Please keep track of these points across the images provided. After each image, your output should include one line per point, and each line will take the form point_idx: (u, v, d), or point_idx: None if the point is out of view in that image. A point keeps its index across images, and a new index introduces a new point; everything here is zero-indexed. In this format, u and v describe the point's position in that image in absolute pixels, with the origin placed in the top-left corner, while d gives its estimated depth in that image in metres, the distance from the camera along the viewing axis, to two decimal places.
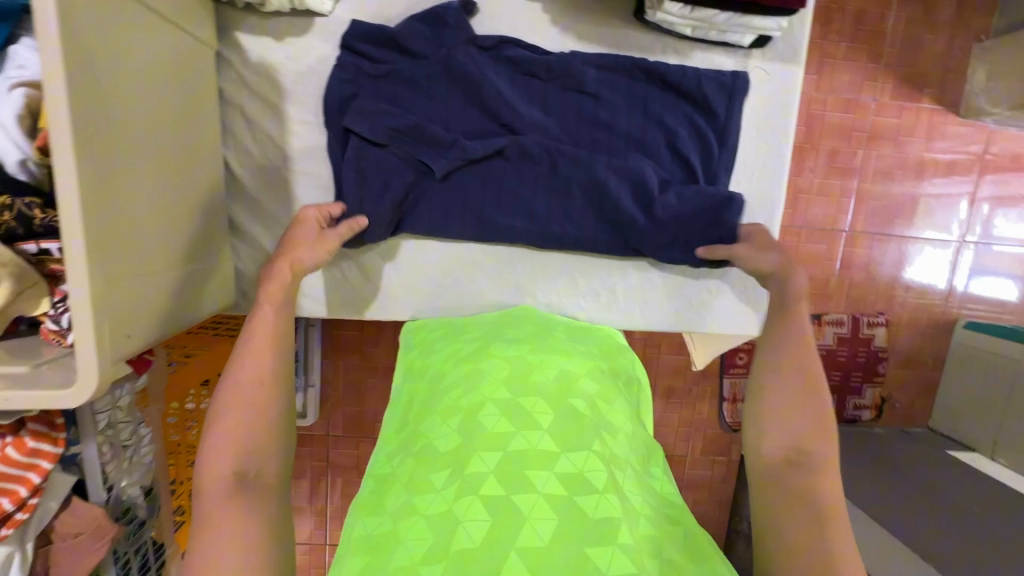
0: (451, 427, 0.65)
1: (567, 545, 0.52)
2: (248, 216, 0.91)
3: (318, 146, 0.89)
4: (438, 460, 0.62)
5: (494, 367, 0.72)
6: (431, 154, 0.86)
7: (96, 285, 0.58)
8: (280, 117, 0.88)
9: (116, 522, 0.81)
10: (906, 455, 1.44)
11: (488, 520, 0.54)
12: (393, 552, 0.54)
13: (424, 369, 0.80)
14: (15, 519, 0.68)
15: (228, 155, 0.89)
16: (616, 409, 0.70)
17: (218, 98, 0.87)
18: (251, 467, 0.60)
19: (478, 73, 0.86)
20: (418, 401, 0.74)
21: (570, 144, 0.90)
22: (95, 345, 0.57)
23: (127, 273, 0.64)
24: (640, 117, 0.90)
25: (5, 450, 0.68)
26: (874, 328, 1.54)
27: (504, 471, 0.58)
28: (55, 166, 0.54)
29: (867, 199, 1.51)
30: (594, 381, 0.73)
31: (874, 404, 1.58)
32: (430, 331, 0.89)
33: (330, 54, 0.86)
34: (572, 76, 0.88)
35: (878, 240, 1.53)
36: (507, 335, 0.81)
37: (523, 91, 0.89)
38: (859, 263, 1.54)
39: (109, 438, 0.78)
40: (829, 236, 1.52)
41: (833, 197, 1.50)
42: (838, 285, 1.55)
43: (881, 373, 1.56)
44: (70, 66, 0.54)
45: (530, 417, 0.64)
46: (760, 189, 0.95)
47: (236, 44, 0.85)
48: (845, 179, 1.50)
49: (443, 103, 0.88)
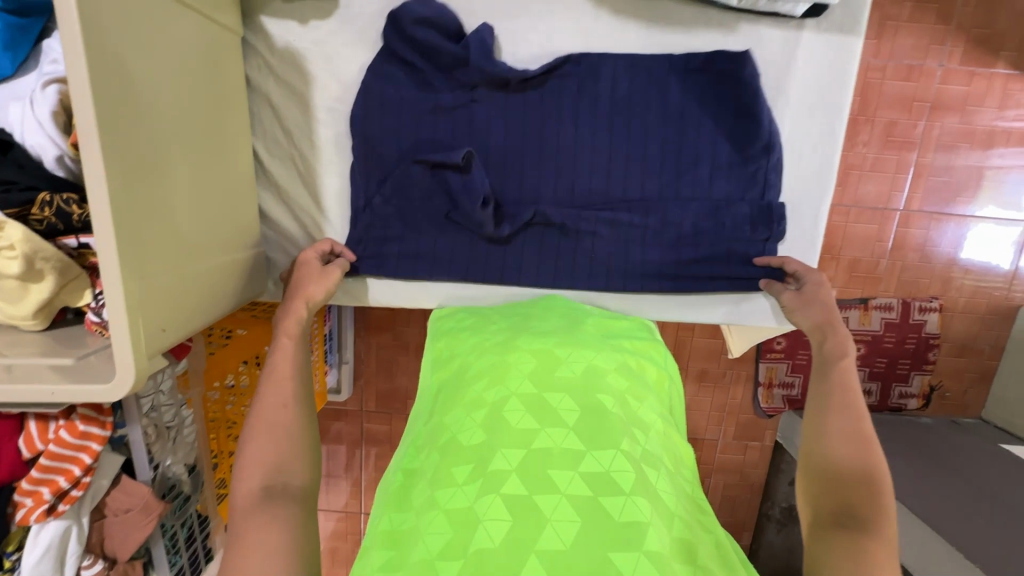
0: (477, 422, 0.64)
1: (590, 548, 0.51)
2: (275, 202, 0.91)
3: (344, 135, 0.88)
4: (462, 455, 0.61)
5: (520, 361, 0.70)
6: (457, 213, 0.88)
7: (128, 277, 0.58)
8: (306, 105, 0.87)
9: (163, 497, 0.85)
10: (957, 449, 1.35)
11: (510, 520, 0.53)
12: (412, 550, 0.54)
13: (451, 357, 0.79)
14: (71, 495, 0.73)
15: (257, 145, 0.89)
16: (644, 408, 0.68)
17: (246, 86, 0.86)
18: (280, 479, 0.62)
19: (500, 120, 0.87)
20: (448, 389, 0.73)
21: (585, 184, 0.89)
22: (130, 341, 0.58)
23: (153, 265, 0.64)
24: (674, 136, 0.87)
25: (60, 432, 0.72)
26: (926, 313, 1.45)
27: (528, 469, 0.57)
28: (85, 165, 0.55)
29: (926, 174, 1.40)
30: (622, 377, 0.70)
31: (922, 393, 1.50)
32: (460, 325, 0.86)
33: (356, 41, 0.85)
34: (620, 106, 0.86)
35: (935, 219, 1.42)
36: (535, 327, 0.79)
37: (561, 118, 0.87)
38: (913, 245, 1.43)
39: (153, 420, 0.82)
40: (881, 215, 1.42)
41: (889, 173, 1.40)
42: (889, 268, 1.45)
43: (931, 360, 1.47)
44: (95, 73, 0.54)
45: (555, 415, 0.62)
46: (807, 174, 0.89)
47: (261, 29, 0.84)
48: (903, 154, 1.39)
49: (466, 133, 0.87)
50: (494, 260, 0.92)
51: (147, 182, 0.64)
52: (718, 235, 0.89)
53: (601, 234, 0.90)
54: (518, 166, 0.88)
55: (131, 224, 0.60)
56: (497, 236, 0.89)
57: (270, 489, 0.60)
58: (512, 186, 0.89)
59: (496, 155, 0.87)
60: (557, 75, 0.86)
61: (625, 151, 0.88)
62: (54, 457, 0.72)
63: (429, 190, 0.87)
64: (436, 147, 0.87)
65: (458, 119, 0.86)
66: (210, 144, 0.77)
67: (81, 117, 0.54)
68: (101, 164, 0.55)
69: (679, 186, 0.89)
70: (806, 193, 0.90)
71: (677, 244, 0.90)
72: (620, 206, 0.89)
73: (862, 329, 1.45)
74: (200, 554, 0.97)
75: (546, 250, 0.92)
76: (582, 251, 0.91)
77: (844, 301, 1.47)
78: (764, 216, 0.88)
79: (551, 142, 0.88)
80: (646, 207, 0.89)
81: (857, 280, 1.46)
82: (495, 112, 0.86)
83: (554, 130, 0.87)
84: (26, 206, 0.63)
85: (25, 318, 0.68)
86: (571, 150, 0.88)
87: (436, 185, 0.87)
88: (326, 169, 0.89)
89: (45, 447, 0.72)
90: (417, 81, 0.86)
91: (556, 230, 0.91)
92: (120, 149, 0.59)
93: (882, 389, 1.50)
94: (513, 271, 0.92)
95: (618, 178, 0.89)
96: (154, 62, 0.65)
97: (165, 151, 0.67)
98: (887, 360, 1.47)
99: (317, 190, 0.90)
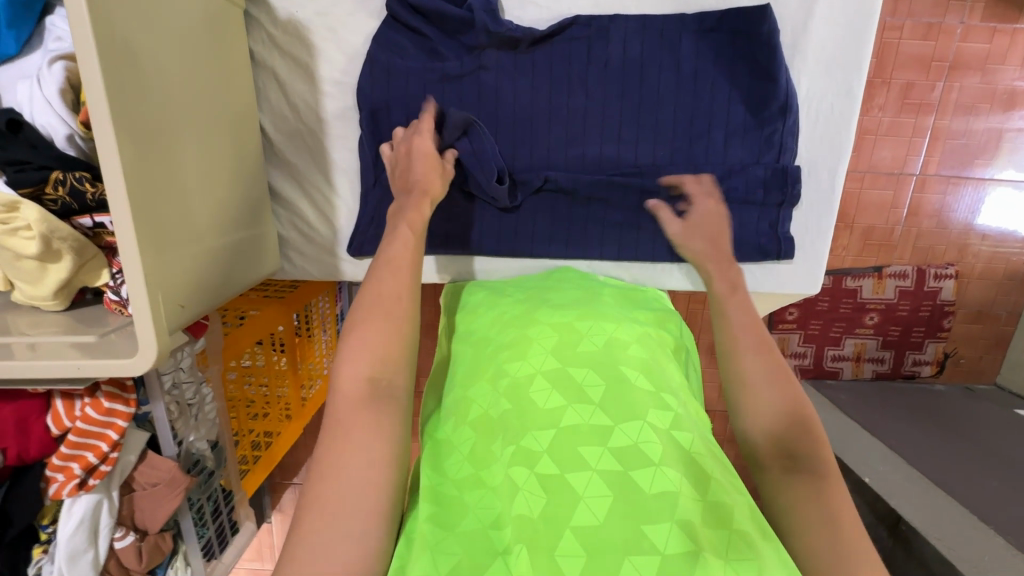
0: (501, 395, 0.64)
1: (622, 521, 0.51)
2: (286, 180, 0.91)
3: (351, 108, 0.87)
4: (492, 431, 0.61)
5: (541, 336, 0.69)
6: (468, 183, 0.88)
7: (146, 256, 0.59)
8: (313, 78, 0.85)
9: (189, 471, 0.88)
10: (971, 415, 1.35)
11: (544, 501, 0.53)
12: (460, 521, 0.56)
13: (469, 332, 0.79)
14: (101, 470, 0.75)
15: (265, 122, 0.88)
16: (667, 376, 0.68)
17: (251, 61, 0.84)
18: (385, 374, 0.61)
19: (509, 87, 0.85)
20: (469, 359, 0.73)
21: (597, 150, 0.88)
22: (152, 318, 0.58)
23: (169, 243, 0.64)
24: (689, 99, 0.85)
25: (86, 409, 0.73)
26: (941, 280, 1.43)
27: (559, 447, 0.57)
28: (100, 149, 0.54)
29: (943, 137, 1.36)
30: (643, 348, 0.70)
31: (936, 360, 1.48)
32: (472, 297, 0.86)
33: (360, 9, 0.83)
34: (633, 70, 0.84)
35: (952, 183, 1.39)
36: (553, 300, 0.78)
37: (572, 84, 0.85)
38: (929, 210, 1.41)
39: (175, 397, 0.83)
40: (897, 180, 1.39)
41: (905, 136, 1.36)
42: (904, 234, 1.43)
43: (946, 327, 1.46)
44: (103, 50, 0.53)
45: (580, 390, 0.62)
46: (824, 135, 0.87)
47: (263, 1, 0.82)
48: (920, 117, 1.35)
49: (474, 102, 0.85)
50: (506, 230, 0.91)
51: (159, 163, 0.63)
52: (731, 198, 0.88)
53: (613, 201, 0.89)
54: (529, 133, 0.87)
55: (147, 206, 0.60)
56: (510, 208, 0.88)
57: (376, 382, 0.60)
58: (523, 155, 0.88)
59: (506, 124, 0.86)
60: (567, 38, 0.84)
61: (636, 119, 0.86)
62: (82, 433, 0.74)
63: None
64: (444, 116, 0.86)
65: (467, 90, 0.85)
66: (218, 125, 0.76)
67: (90, 97, 0.53)
68: (114, 144, 0.55)
69: (693, 150, 0.87)
70: (823, 155, 0.88)
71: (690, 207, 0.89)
72: (632, 170, 0.88)
73: (876, 297, 1.43)
74: (226, 526, 1.00)
75: (559, 219, 0.91)
76: (595, 219, 0.91)
77: (858, 269, 1.45)
78: (782, 178, 0.86)
79: (562, 109, 0.86)
80: (659, 172, 0.87)
81: (872, 247, 1.44)
82: (503, 78, 0.85)
83: (565, 96, 0.85)
84: (39, 185, 0.63)
85: (45, 298, 0.68)
86: (583, 116, 0.86)
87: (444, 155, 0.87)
88: (335, 143, 0.88)
89: (73, 424, 0.74)
90: (423, 50, 0.85)
91: (568, 199, 0.90)
92: (131, 129, 0.58)
93: (896, 357, 1.49)
94: (526, 241, 0.92)
95: (630, 146, 0.87)
96: (160, 43, 0.63)
97: (174, 132, 0.66)
98: (901, 329, 1.45)
99: (327, 164, 0.89)
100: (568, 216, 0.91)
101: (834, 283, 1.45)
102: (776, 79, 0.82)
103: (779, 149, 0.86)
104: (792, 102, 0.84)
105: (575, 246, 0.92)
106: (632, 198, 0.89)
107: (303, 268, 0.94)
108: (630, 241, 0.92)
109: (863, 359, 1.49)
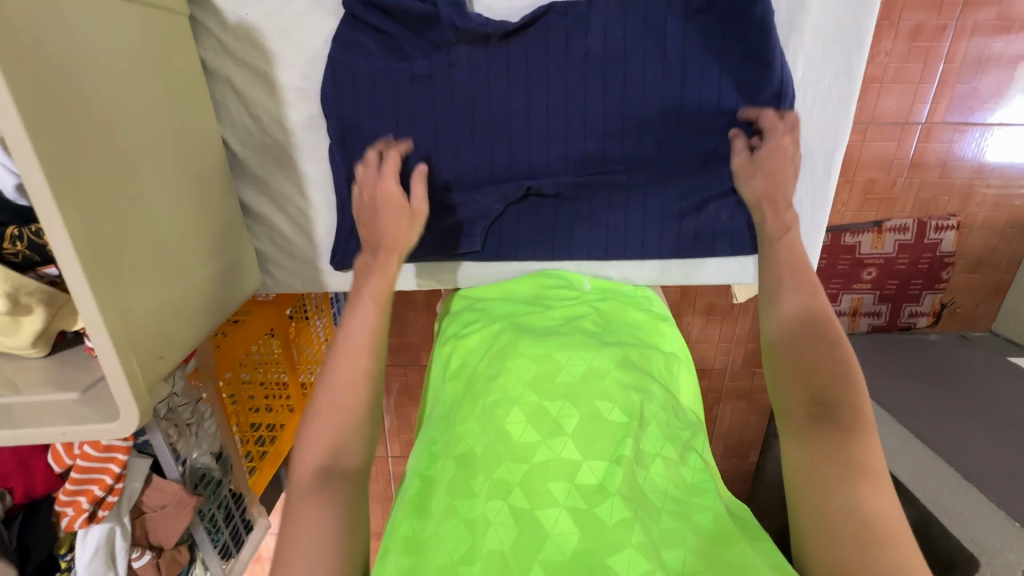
0: (480, 431, 0.66)
1: (586, 556, 0.53)
2: (255, 195, 0.86)
3: (318, 116, 0.81)
4: (476, 468, 0.63)
5: (522, 368, 0.70)
6: (449, 191, 0.85)
7: (113, 323, 0.56)
8: (273, 87, 0.79)
9: (195, 486, 0.91)
10: (966, 364, 1.30)
11: (516, 531, 0.56)
12: (433, 556, 0.57)
13: (462, 366, 0.78)
14: (108, 501, 0.78)
15: (228, 135, 0.82)
16: (648, 401, 0.69)
17: (204, 73, 0.78)
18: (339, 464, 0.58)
19: (483, 86, 0.79)
20: (460, 391, 0.74)
21: (584, 149, 0.83)
22: (128, 385, 0.56)
23: (135, 296, 0.61)
24: (675, 91, 0.80)
25: (84, 447, 0.75)
26: (942, 232, 1.34)
27: (530, 481, 0.59)
28: (41, 217, 0.50)
29: (953, 81, 1.23)
30: (625, 374, 0.70)
31: (932, 310, 1.42)
32: (464, 319, 0.85)
33: (316, 7, 0.76)
34: (616, 63, 0.78)
35: (959, 129, 1.27)
36: (536, 327, 0.78)
37: (551, 80, 0.79)
38: (933, 160, 1.29)
39: (172, 421, 0.85)
40: (902, 128, 1.27)
41: (912, 83, 1.23)
42: (906, 187, 1.32)
43: (944, 279, 1.38)
44: (31, 117, 0.49)
45: (555, 423, 0.64)
46: (821, 119, 0.82)
47: (208, 4, 0.75)
48: (929, 61, 1.21)
49: (448, 105, 0.80)
50: (490, 236, 0.88)
51: (125, 212, 0.61)
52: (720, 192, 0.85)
53: (601, 201, 0.86)
54: (508, 133, 0.82)
55: (114, 258, 0.58)
56: (490, 216, 0.86)
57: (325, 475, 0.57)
58: (503, 158, 0.83)
59: (482, 126, 0.81)
60: (546, 29, 0.77)
61: (619, 114, 0.81)
62: (83, 470, 0.75)
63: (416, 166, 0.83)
64: (417, 122, 0.81)
65: (439, 89, 0.79)
66: (181, 151, 0.72)
67: (18, 160, 0.48)
68: (53, 206, 0.50)
69: (681, 145, 0.83)
70: (820, 141, 0.83)
71: (680, 204, 0.86)
72: (616, 167, 0.84)
73: (874, 253, 1.34)
74: (241, 528, 1.05)
75: (543, 223, 0.88)
76: (580, 220, 0.88)
77: (857, 225, 1.35)
78: None
79: (543, 107, 0.81)
80: (644, 169, 0.84)
81: (872, 201, 1.34)
82: (476, 76, 0.79)
83: (544, 93, 0.80)
84: None
85: (25, 347, 0.67)
86: (562, 113, 0.81)
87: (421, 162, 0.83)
88: (305, 155, 0.84)
89: (73, 461, 0.76)
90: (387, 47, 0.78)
91: (552, 201, 0.87)
92: (77, 184, 0.54)
93: (890, 310, 1.42)
94: (511, 246, 0.89)
95: (614, 140, 0.82)
96: (102, 76, 0.59)
97: (134, 173, 0.63)
98: (898, 282, 1.38)
99: (299, 178, 0.85)
100: (553, 218, 0.88)
101: (833, 241, 1.36)
102: (771, 65, 0.76)
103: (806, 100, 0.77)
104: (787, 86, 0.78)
105: (562, 250, 0.90)
106: (620, 198, 0.86)
107: (285, 283, 0.92)
108: (617, 242, 0.89)
109: (859, 313, 1.42)
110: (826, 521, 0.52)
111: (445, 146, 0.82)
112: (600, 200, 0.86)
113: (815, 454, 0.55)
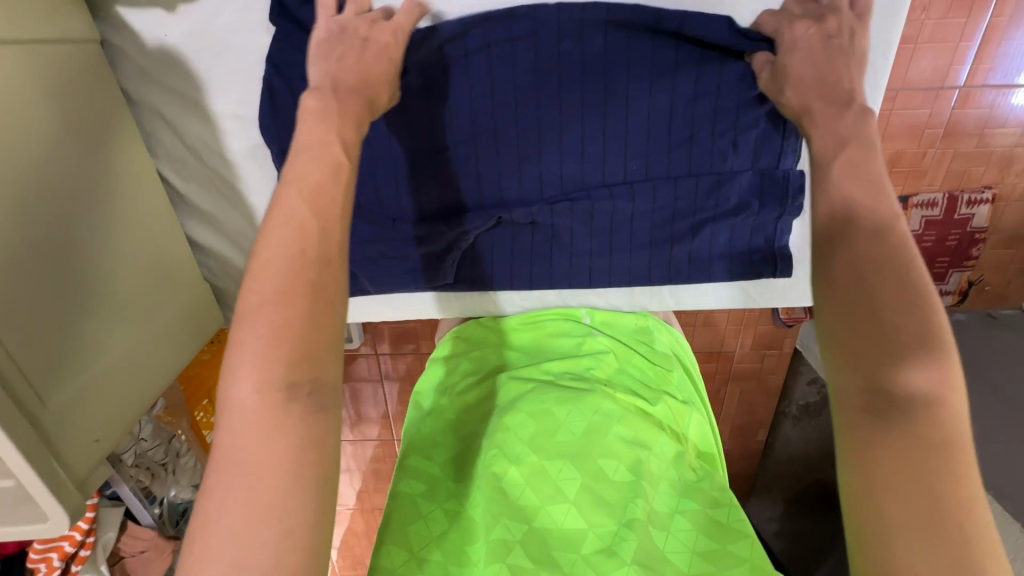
0: (481, 491, 0.61)
1: None
2: (202, 228, 0.79)
3: (259, 144, 0.72)
4: (472, 531, 0.59)
5: (519, 424, 0.65)
6: (420, 221, 0.77)
7: (30, 437, 0.50)
8: (205, 115, 0.71)
9: (177, 523, 0.90)
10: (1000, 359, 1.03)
11: None
12: None
13: (455, 419, 0.72)
14: (81, 555, 0.77)
15: (163, 168, 0.74)
16: (656, 457, 0.63)
17: (129, 105, 0.70)
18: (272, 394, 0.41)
19: (456, 104, 0.71)
20: (443, 447, 0.69)
21: (573, 168, 0.74)
22: (52, 490, 0.52)
23: (48, 378, 0.55)
24: (672, 103, 0.70)
25: None
26: (974, 207, 1.04)
27: (531, 547, 0.55)
28: None
29: (1004, 31, 0.91)
30: (629, 428, 0.65)
31: (958, 291, 1.12)
32: (462, 356, 0.80)
33: (243, 24, 0.65)
34: (609, 72, 0.69)
35: (1002, 92, 0.96)
36: (533, 378, 0.73)
37: (529, 93, 0.70)
38: (968, 130, 0.99)
39: (143, 466, 0.83)
40: (933, 95, 0.96)
41: (949, 43, 0.92)
42: (936, 159, 1.01)
43: (973, 256, 1.08)
44: None
45: (556, 488, 0.60)
46: None
47: (125, 27, 0.66)
48: (974, 14, 0.90)
49: (422, 129, 0.72)
50: (458, 267, 0.81)
51: (42, 277, 0.55)
52: (720, 216, 0.76)
53: (586, 227, 0.77)
54: (472, 157, 0.73)
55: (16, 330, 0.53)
56: (456, 246, 0.78)
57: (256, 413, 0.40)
58: (482, 184, 0.75)
59: (456, 149, 0.73)
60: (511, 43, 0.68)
61: (608, 129, 0.71)
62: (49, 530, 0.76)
63: (388, 196, 0.76)
64: (384, 150, 0.73)
65: (390, 110, 0.70)
66: (113, 195, 0.65)
67: None
68: None
69: (677, 161, 0.73)
70: None
71: (676, 227, 0.77)
72: (600, 189, 0.75)
73: None
74: None
75: (518, 254, 0.80)
76: (561, 247, 0.79)
77: None
78: (783, 186, 0.74)
79: (523, 124, 0.71)
80: (635, 187, 0.74)
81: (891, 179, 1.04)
82: (434, 100, 0.70)
83: (525, 106, 0.71)
84: None
85: None
86: (534, 131, 0.72)
87: (392, 189, 0.75)
88: (250, 188, 0.75)
89: None
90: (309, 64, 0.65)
91: (532, 228, 0.78)
92: None
93: None
94: (485, 276, 0.82)
95: (596, 160, 0.73)
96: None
97: (60, 236, 0.57)
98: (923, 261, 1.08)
99: (246, 210, 0.77)
100: (530, 244, 0.79)
101: None
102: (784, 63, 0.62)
103: (847, 34, 0.60)
104: (829, 74, 0.58)
105: (541, 279, 0.82)
106: (606, 222, 0.77)
107: None
108: (604, 267, 0.80)
109: None
110: (880, 553, 0.38)
111: (419, 171, 0.74)
112: (586, 225, 0.77)
113: (876, 463, 0.40)
